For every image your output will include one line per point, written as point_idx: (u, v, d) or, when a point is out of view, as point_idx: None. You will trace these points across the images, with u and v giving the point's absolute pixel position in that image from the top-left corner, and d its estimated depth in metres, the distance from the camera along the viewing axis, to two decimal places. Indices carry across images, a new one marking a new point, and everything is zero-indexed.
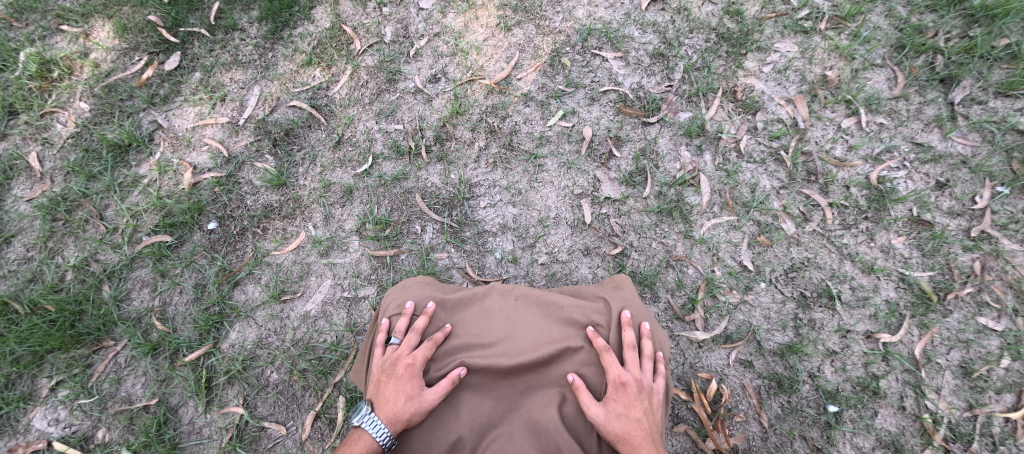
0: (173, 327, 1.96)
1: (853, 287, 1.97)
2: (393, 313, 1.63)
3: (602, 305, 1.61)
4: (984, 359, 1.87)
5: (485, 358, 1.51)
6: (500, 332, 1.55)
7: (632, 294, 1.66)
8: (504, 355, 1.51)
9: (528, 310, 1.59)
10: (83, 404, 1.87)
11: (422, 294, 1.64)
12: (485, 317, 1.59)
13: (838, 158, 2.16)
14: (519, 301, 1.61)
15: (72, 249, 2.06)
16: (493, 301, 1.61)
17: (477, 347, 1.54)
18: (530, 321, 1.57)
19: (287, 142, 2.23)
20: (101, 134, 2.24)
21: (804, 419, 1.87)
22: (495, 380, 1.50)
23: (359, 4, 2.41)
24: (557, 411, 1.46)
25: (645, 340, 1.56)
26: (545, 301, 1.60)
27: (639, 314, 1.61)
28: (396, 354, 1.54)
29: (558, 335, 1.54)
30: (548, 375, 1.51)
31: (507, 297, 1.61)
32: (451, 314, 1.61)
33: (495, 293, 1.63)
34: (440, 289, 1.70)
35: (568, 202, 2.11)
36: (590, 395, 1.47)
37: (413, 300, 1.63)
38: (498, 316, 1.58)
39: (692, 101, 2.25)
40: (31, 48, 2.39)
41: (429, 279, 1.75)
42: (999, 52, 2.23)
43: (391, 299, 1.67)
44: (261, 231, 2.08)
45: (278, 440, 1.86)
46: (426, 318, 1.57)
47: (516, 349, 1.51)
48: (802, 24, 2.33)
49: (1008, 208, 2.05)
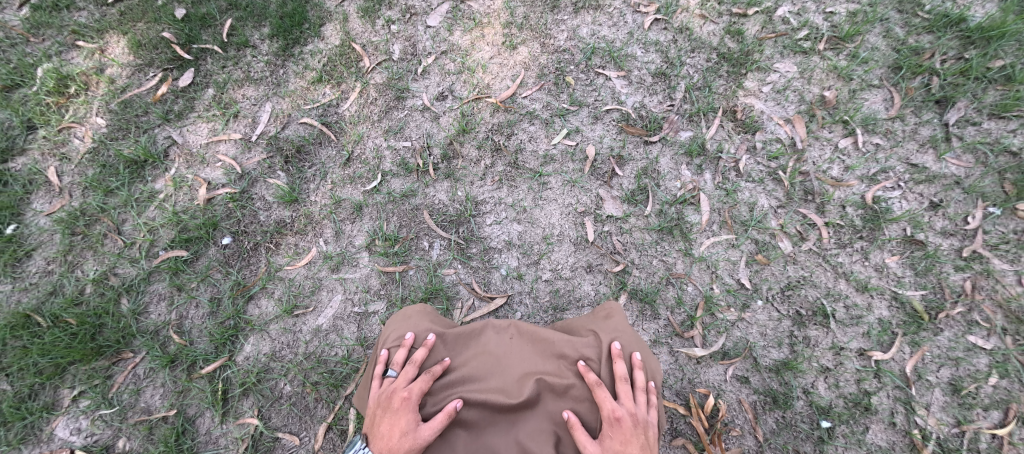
0: (189, 340, 2.02)
1: (848, 306, 2.03)
2: (392, 345, 1.69)
3: (594, 338, 1.68)
4: (973, 377, 1.93)
5: (480, 392, 1.59)
6: (495, 367, 1.62)
7: (623, 324, 1.73)
8: (499, 390, 1.58)
9: (522, 346, 1.66)
10: (103, 415, 1.94)
11: (421, 325, 1.71)
12: (482, 352, 1.66)
13: (835, 178, 2.21)
14: (513, 335, 1.69)
15: (91, 262, 2.13)
16: (489, 337, 1.68)
17: (473, 381, 1.62)
18: (524, 356, 1.64)
19: (298, 159, 2.29)
20: (117, 150, 2.31)
21: (797, 434, 1.94)
22: (490, 415, 1.57)
23: (368, 22, 2.51)
24: (551, 446, 1.52)
25: (636, 373, 1.62)
26: (538, 335, 1.67)
27: (630, 347, 1.66)
28: (394, 387, 1.60)
29: (552, 369, 1.61)
30: (542, 411, 1.57)
31: (504, 333, 1.69)
32: (449, 348, 1.68)
33: (491, 329, 1.70)
34: (439, 322, 1.76)
35: (571, 220, 2.18)
36: (585, 433, 1.52)
37: (413, 332, 1.69)
38: (494, 351, 1.65)
39: (693, 121, 2.32)
40: (48, 64, 2.50)
41: (428, 311, 1.82)
42: (994, 73, 2.34)
43: (390, 331, 1.74)
44: (274, 247, 2.14)
45: (292, 450, 1.93)
46: (424, 351, 1.64)
47: (510, 384, 1.58)
48: (801, 44, 2.43)
49: (999, 228, 2.12)
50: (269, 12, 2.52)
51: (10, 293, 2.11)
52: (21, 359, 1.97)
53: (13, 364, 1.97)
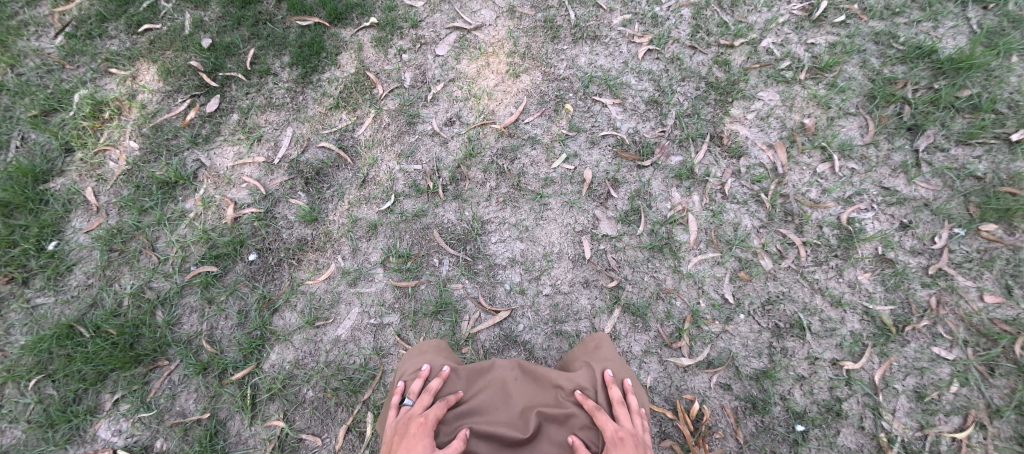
0: (220, 349, 2.20)
1: (822, 319, 2.21)
2: (410, 377, 1.88)
3: (591, 368, 1.87)
4: (936, 385, 2.11)
5: (491, 422, 1.76)
6: (503, 399, 1.81)
7: (613, 354, 1.94)
8: (507, 420, 1.76)
9: (527, 381, 1.86)
10: (141, 418, 2.11)
11: (436, 359, 1.92)
12: (491, 385, 1.85)
13: (813, 200, 2.40)
14: (518, 369, 1.89)
15: (128, 277, 2.31)
16: (497, 372, 1.88)
17: (482, 412, 1.79)
18: (529, 389, 1.84)
19: (317, 180, 2.48)
20: (150, 171, 2.50)
21: (775, 437, 2.11)
22: (500, 446, 1.72)
23: (382, 52, 2.73)
24: None
25: (630, 397, 1.80)
26: (539, 368, 1.88)
27: (622, 374, 1.87)
28: (410, 415, 1.75)
29: (554, 399, 1.80)
30: (547, 439, 1.73)
31: (510, 368, 1.89)
32: (462, 382, 1.88)
33: (498, 365, 1.90)
34: (451, 359, 1.97)
35: (570, 238, 2.36)
36: None
37: (429, 365, 1.89)
38: (502, 384, 1.85)
39: (683, 146, 2.51)
40: (84, 90, 2.70)
41: (442, 348, 2.02)
42: (962, 103, 2.54)
43: (404, 369, 1.93)
44: (296, 262, 2.33)
45: (314, 450, 2.11)
46: (439, 381, 1.83)
47: (517, 416, 1.76)
48: (783, 74, 2.64)
49: (964, 247, 2.31)
50: (290, 42, 2.75)
51: (53, 304, 2.29)
52: (67, 366, 2.16)
53: (60, 371, 2.16)
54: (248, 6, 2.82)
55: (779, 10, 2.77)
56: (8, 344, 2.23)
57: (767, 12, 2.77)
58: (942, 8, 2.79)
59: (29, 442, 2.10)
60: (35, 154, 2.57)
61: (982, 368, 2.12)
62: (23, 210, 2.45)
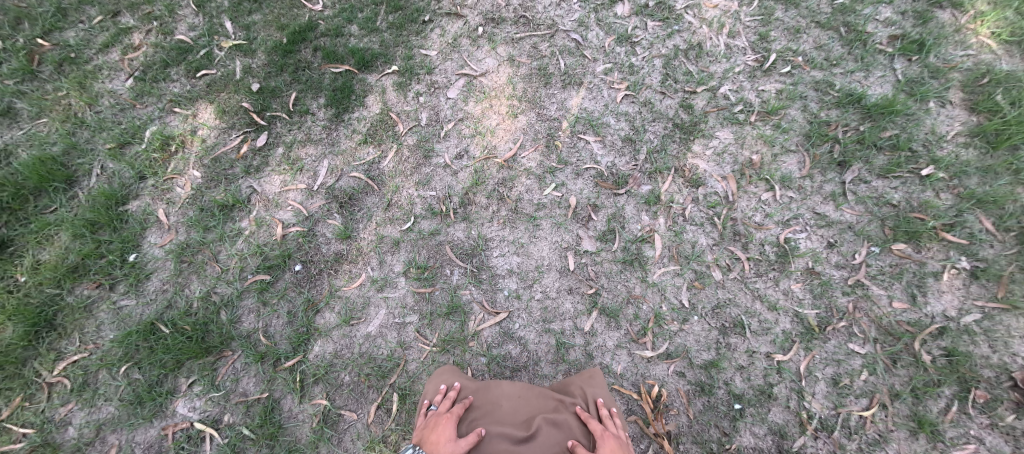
0: (273, 342, 2.72)
1: (761, 320, 2.73)
2: (436, 390, 2.42)
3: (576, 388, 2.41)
4: (850, 373, 2.63)
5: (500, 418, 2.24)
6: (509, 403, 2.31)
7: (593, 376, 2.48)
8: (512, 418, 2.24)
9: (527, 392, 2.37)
10: (211, 397, 2.62)
11: (455, 377, 2.47)
12: (499, 394, 2.37)
13: (757, 223, 2.92)
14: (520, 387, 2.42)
15: (197, 283, 2.83)
16: (504, 386, 2.41)
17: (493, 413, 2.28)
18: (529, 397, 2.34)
19: (349, 204, 3.00)
20: (211, 196, 3.02)
21: (718, 413, 2.62)
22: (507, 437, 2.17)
23: (402, 95, 3.26)
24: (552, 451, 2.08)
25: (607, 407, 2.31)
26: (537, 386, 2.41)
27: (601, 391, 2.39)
28: (437, 414, 2.26)
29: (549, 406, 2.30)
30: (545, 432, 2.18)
31: (514, 384, 2.42)
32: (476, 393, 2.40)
33: (504, 382, 2.44)
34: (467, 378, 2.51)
35: (558, 253, 2.88)
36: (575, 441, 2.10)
37: (450, 380, 2.44)
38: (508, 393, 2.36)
39: (653, 177, 3.03)
40: (153, 126, 3.23)
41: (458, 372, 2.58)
42: (883, 142, 3.07)
43: (431, 385, 2.44)
44: (334, 272, 2.85)
45: (350, 423, 2.62)
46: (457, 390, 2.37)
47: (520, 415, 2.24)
48: (737, 116, 3.17)
49: (879, 262, 2.84)
50: (325, 86, 3.29)
51: (135, 306, 2.80)
52: (151, 356, 2.68)
53: (146, 359, 2.68)
54: (289, 55, 3.38)
55: (735, 61, 3.32)
56: (100, 338, 2.74)
57: (725, 62, 3.31)
58: (873, 59, 3.33)
59: (121, 417, 2.61)
60: (114, 180, 3.10)
61: (886, 360, 2.64)
62: (108, 227, 2.97)
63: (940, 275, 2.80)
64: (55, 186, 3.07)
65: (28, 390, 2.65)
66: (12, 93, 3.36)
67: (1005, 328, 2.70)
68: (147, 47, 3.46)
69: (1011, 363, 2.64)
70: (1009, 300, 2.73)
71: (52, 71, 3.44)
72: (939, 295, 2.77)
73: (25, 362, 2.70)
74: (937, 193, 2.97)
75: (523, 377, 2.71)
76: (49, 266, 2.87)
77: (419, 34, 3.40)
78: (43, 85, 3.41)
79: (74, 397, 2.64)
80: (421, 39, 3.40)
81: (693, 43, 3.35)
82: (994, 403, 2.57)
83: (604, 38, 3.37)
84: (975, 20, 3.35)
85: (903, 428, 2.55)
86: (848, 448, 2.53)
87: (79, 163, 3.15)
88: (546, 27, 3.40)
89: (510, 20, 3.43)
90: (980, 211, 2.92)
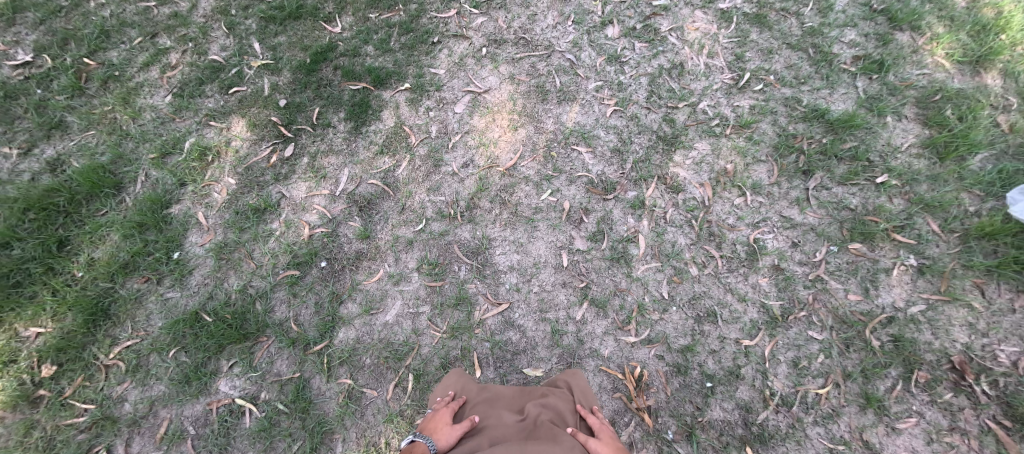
0: (303, 329, 3.09)
1: (731, 310, 3.10)
2: (442, 388, 2.79)
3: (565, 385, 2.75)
4: (808, 357, 3.00)
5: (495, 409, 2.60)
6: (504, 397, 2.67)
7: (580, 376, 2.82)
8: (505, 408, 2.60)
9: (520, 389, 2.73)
10: (249, 377, 3.00)
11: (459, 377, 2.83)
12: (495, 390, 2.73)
13: (730, 225, 3.29)
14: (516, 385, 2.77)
15: (234, 278, 3.21)
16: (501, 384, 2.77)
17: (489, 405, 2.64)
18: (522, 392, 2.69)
19: (368, 208, 3.37)
20: (245, 201, 3.40)
21: (693, 391, 2.99)
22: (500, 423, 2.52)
23: (414, 109, 3.64)
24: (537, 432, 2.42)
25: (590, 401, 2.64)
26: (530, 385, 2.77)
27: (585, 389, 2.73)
28: (440, 406, 2.64)
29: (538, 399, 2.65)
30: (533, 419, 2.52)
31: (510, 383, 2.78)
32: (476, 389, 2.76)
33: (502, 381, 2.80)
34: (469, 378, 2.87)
35: (553, 251, 3.26)
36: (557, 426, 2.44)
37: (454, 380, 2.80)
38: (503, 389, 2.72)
39: (638, 184, 3.40)
40: (192, 138, 3.61)
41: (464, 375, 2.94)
42: (844, 153, 3.45)
43: (434, 389, 2.83)
44: (355, 268, 3.22)
45: (371, 399, 2.98)
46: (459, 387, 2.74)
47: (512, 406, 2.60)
48: (714, 130, 3.54)
49: (837, 260, 3.21)
50: (344, 101, 3.66)
51: (181, 297, 3.18)
52: (196, 341, 3.05)
53: (191, 344, 3.05)
54: (312, 73, 3.76)
55: (713, 79, 3.69)
56: (150, 326, 3.12)
57: (704, 80, 3.68)
58: (837, 77, 3.68)
59: (170, 394, 2.98)
60: (158, 187, 3.47)
61: (840, 345, 3.02)
62: (154, 229, 3.34)
63: (890, 271, 3.17)
64: (105, 192, 3.44)
65: (88, 370, 3.02)
66: (63, 108, 3.72)
67: (946, 317, 3.06)
68: (184, 66, 3.84)
69: (950, 348, 3.01)
70: (950, 293, 3.10)
71: (98, 87, 3.81)
72: (889, 288, 3.13)
73: (85, 347, 3.07)
74: (890, 198, 3.34)
75: (522, 360, 3.07)
76: (103, 263, 3.24)
77: (428, 54, 3.79)
78: (91, 100, 3.78)
79: (129, 376, 3.01)
80: (430, 59, 3.78)
81: (675, 63, 3.73)
82: (935, 383, 2.93)
83: (595, 58, 3.75)
84: (931, 42, 3.73)
85: (854, 404, 2.92)
86: (805, 421, 2.90)
87: (126, 171, 3.51)
88: (544, 48, 3.79)
89: (511, 42, 3.82)
90: (928, 214, 3.28)
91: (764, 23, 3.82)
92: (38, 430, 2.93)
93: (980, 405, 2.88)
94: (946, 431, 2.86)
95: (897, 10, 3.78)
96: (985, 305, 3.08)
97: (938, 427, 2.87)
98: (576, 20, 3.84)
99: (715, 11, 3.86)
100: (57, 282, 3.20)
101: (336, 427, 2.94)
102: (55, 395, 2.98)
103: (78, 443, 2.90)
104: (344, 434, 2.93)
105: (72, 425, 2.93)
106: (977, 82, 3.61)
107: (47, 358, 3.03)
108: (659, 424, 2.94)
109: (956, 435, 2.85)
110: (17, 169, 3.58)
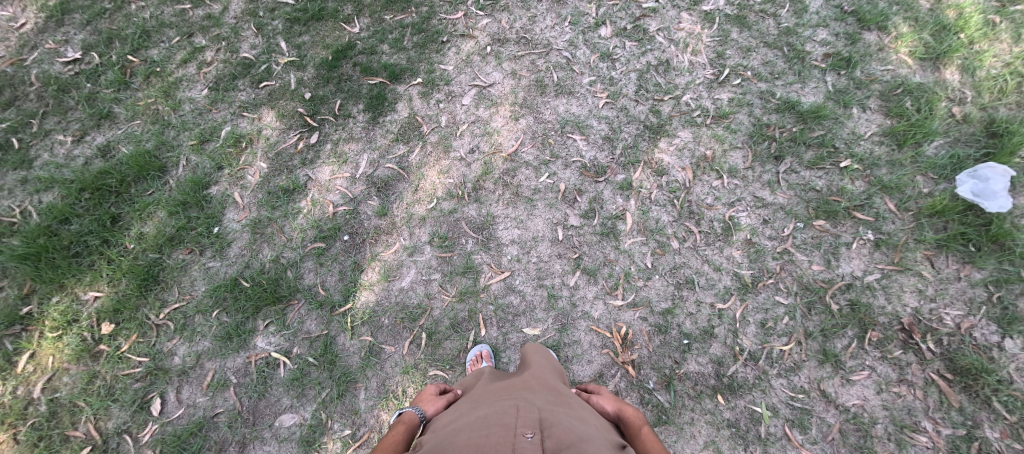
0: (329, 293, 3.53)
1: (707, 278, 3.52)
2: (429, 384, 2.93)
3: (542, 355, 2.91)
4: (773, 318, 3.43)
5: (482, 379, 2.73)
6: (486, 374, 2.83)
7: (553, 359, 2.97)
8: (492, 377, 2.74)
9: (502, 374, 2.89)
10: (284, 334, 3.45)
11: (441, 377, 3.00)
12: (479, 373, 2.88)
13: (708, 204, 3.69)
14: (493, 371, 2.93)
15: (269, 249, 3.65)
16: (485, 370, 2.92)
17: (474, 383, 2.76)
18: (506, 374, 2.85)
19: (385, 189, 3.79)
20: (277, 182, 3.82)
21: (671, 347, 3.40)
22: None
23: (426, 101, 4.05)
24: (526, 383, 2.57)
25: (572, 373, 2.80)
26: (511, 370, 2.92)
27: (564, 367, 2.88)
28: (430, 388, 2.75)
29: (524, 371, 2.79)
30: None
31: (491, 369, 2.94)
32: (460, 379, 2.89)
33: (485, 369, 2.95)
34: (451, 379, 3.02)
35: (550, 227, 3.66)
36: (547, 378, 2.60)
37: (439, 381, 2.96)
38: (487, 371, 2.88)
39: (626, 168, 3.80)
40: (228, 127, 4.01)
41: None
42: (813, 140, 3.82)
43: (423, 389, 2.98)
44: (374, 241, 3.64)
45: (389, 354, 3.41)
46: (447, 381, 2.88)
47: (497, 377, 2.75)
48: (695, 120, 3.93)
49: (803, 235, 3.60)
50: (363, 95, 4.06)
51: (221, 266, 3.62)
52: (236, 303, 3.51)
53: (232, 306, 3.51)
54: (333, 69, 4.16)
55: (696, 74, 4.06)
56: (194, 290, 3.56)
57: (688, 75, 4.06)
58: (809, 73, 4.02)
59: (215, 348, 3.44)
60: (198, 170, 3.88)
61: (803, 308, 3.44)
62: (196, 206, 3.76)
63: (850, 244, 3.56)
64: (151, 174, 3.84)
65: (141, 328, 3.47)
66: (111, 100, 4.09)
67: (898, 285, 3.46)
68: (218, 62, 4.21)
69: (900, 311, 3.41)
70: (902, 263, 3.49)
71: (141, 82, 4.16)
72: (849, 259, 3.54)
73: (139, 308, 3.52)
74: (852, 181, 3.72)
75: (522, 321, 3.47)
76: (152, 236, 3.67)
77: (438, 52, 4.20)
78: (134, 92, 4.14)
79: (178, 334, 3.47)
80: (440, 56, 4.19)
81: (662, 60, 4.11)
82: (886, 341, 3.35)
83: (589, 55, 4.15)
84: (895, 40, 4.03)
85: (813, 359, 3.34)
86: (770, 373, 3.33)
87: (168, 156, 3.91)
88: (543, 47, 4.19)
89: (513, 41, 4.22)
90: (885, 194, 3.66)
91: (743, 23, 4.18)
92: (99, 379, 3.38)
93: (926, 360, 3.29)
94: (895, 383, 3.28)
95: (865, 12, 4.09)
96: (934, 274, 3.47)
97: (887, 379, 3.29)
98: (573, 21, 4.24)
99: (699, 12, 4.23)
100: (112, 252, 3.62)
101: (359, 378, 3.37)
102: (113, 349, 3.43)
103: (135, 390, 3.36)
104: (366, 384, 3.36)
105: (130, 375, 3.38)
106: (936, 77, 3.91)
107: (106, 318, 3.48)
108: (641, 375, 3.36)
109: (903, 386, 3.27)
110: (71, 154, 3.96)
